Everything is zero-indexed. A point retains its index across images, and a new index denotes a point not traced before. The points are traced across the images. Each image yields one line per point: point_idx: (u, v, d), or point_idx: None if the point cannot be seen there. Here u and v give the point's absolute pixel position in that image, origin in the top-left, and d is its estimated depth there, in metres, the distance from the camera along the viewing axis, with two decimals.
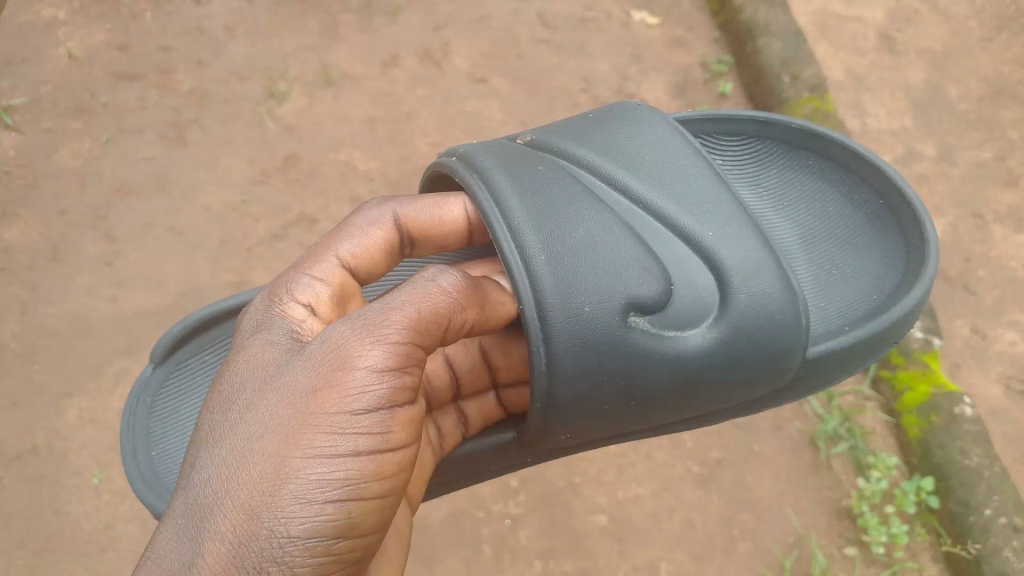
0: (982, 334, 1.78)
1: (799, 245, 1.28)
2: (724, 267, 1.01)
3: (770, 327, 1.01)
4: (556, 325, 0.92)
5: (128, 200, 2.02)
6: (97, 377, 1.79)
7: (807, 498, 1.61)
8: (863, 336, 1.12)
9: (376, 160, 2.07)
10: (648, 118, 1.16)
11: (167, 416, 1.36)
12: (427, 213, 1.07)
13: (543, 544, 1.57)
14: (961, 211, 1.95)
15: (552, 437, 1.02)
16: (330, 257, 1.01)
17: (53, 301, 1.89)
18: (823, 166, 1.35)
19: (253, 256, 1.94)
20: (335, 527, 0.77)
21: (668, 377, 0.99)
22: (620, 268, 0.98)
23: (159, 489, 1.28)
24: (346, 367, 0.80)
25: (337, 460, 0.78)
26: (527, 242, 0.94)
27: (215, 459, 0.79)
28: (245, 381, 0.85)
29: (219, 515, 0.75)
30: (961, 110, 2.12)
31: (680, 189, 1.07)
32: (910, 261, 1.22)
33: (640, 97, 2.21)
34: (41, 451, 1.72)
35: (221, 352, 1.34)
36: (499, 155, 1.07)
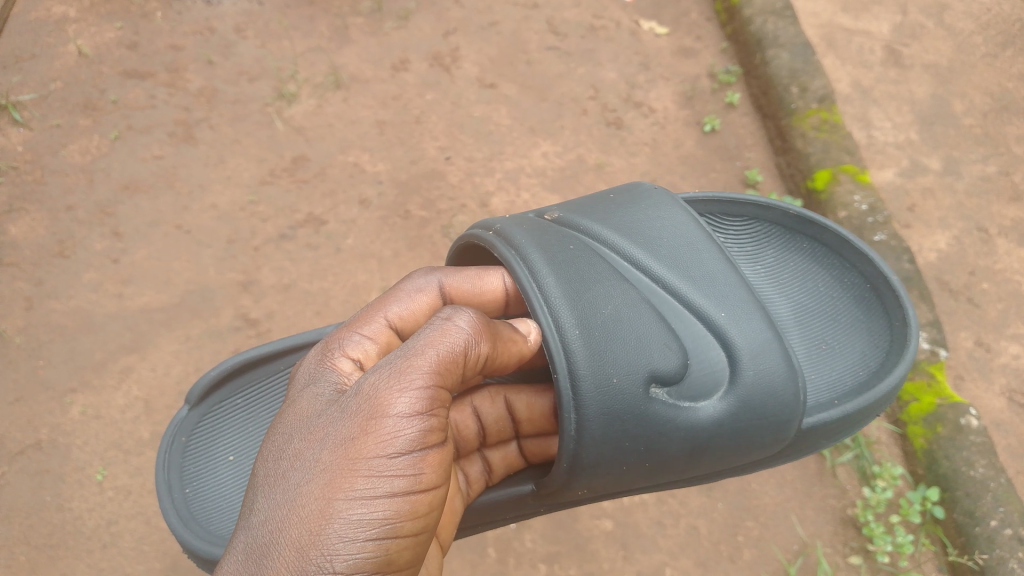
0: (986, 347, 1.79)
1: (793, 321, 1.30)
2: (734, 345, 1.03)
3: (771, 403, 1.02)
4: (586, 394, 0.95)
5: (135, 197, 2.02)
6: (101, 373, 1.78)
7: (812, 507, 1.61)
8: (852, 411, 1.14)
9: (384, 162, 2.08)
10: (663, 202, 1.19)
11: (201, 456, 1.36)
12: (470, 283, 1.11)
13: (547, 548, 1.57)
14: (966, 225, 1.96)
15: (570, 491, 1.04)
16: (379, 318, 1.02)
17: (58, 297, 1.89)
18: (816, 250, 1.38)
19: (260, 256, 1.93)
20: (373, 566, 0.77)
21: (681, 443, 1.01)
22: (645, 340, 1.01)
23: (196, 525, 1.27)
24: (380, 413, 0.81)
25: (374, 499, 0.78)
26: (563, 313, 0.98)
27: (262, 505, 0.79)
28: (292, 433, 0.85)
29: (269, 552, 0.74)
30: (966, 124, 2.14)
31: (695, 270, 1.09)
32: (892, 343, 1.26)
33: (647, 106, 2.22)
34: (44, 446, 1.71)
35: (258, 395, 1.38)
36: (533, 228, 1.10)
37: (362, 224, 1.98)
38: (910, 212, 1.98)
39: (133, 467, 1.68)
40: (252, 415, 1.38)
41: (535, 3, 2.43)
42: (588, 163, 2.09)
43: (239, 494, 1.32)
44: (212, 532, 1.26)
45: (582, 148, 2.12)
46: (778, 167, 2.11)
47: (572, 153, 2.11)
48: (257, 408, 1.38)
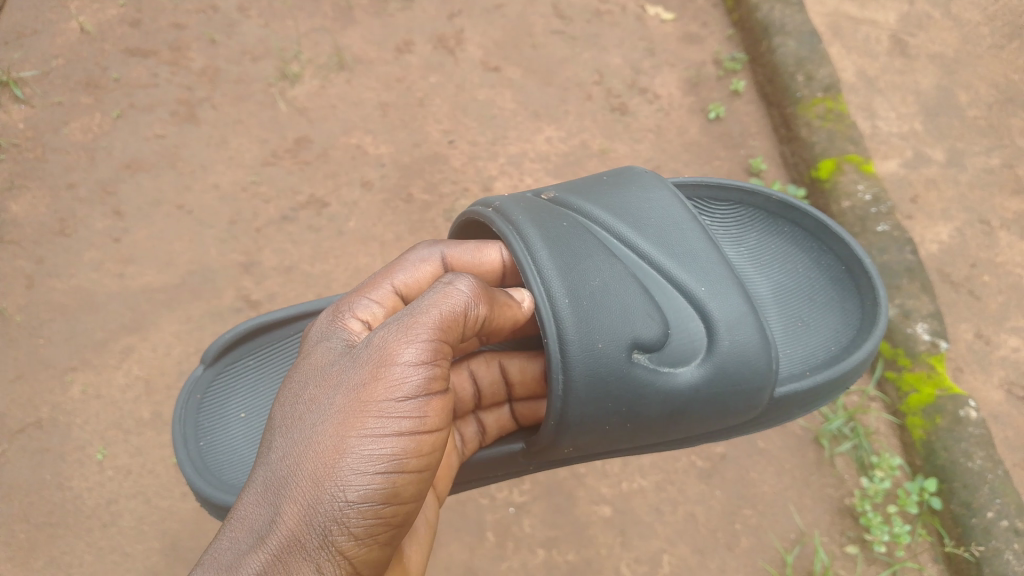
0: (986, 339, 1.79)
1: (773, 300, 1.32)
2: (712, 318, 1.07)
3: (746, 370, 1.06)
4: (574, 357, 0.99)
5: (137, 176, 2.02)
6: (102, 353, 1.78)
7: (810, 496, 1.62)
8: (823, 380, 1.17)
9: (387, 145, 2.07)
10: (650, 183, 1.21)
11: (216, 412, 1.37)
12: (469, 255, 1.13)
13: (546, 533, 1.57)
14: (969, 217, 1.96)
15: (557, 449, 1.07)
16: (385, 284, 1.03)
17: (59, 275, 1.88)
18: (796, 234, 1.40)
19: (261, 237, 1.93)
20: (383, 500, 0.78)
21: (661, 405, 1.05)
22: (630, 309, 1.05)
23: (209, 473, 1.28)
24: (388, 361, 0.82)
25: (383, 437, 0.79)
26: (554, 282, 1.01)
27: (279, 444, 0.81)
28: (305, 380, 0.87)
29: (286, 485, 0.76)
30: (971, 115, 2.13)
31: (678, 247, 1.13)
32: (863, 320, 1.29)
33: (652, 92, 2.21)
34: (45, 424, 1.71)
35: (270, 356, 1.38)
36: (528, 205, 1.13)
37: (365, 207, 1.97)
38: (913, 204, 1.98)
39: (133, 446, 1.69)
40: (262, 374, 1.38)
41: None
42: (591, 149, 2.08)
43: (251, 449, 1.32)
44: (224, 481, 1.27)
45: (586, 134, 2.11)
46: (781, 156, 2.10)
47: (576, 139, 2.10)
48: (268, 368, 1.39)
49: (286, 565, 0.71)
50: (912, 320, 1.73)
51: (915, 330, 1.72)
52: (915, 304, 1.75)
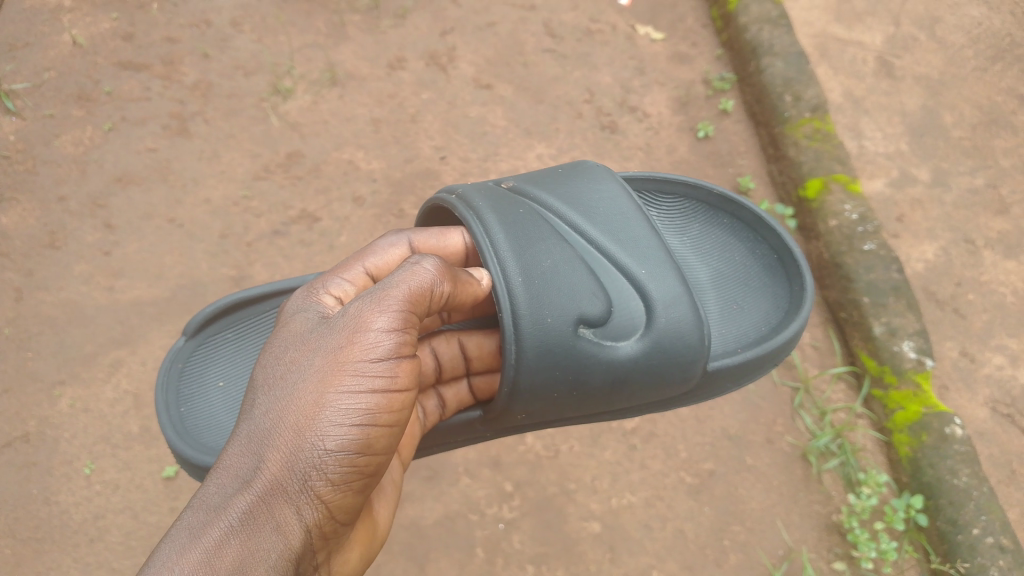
0: (971, 357, 1.82)
1: (711, 285, 1.36)
2: (650, 296, 1.11)
3: (680, 345, 1.09)
4: (524, 330, 1.03)
5: (128, 189, 2.02)
6: (91, 367, 1.77)
7: (798, 513, 1.63)
8: (753, 356, 1.21)
9: (379, 160, 2.08)
10: (599, 174, 1.26)
11: (197, 380, 1.36)
12: (434, 238, 1.15)
13: (535, 549, 1.57)
14: (954, 236, 1.99)
15: (511, 416, 1.11)
16: (358, 265, 1.03)
17: (48, 288, 1.88)
18: (734, 226, 1.45)
19: (253, 251, 1.93)
20: (359, 454, 0.79)
21: (604, 376, 1.08)
22: (578, 288, 1.09)
23: (189, 438, 1.27)
24: (362, 327, 0.83)
25: (359, 393, 0.80)
26: (507, 261, 1.05)
27: (259, 400, 0.82)
28: (281, 344, 0.88)
29: (265, 440, 0.77)
30: (955, 136, 2.16)
31: (621, 234, 1.17)
32: (791, 301, 1.34)
33: (642, 111, 2.23)
34: (32, 438, 1.70)
35: (249, 328, 1.38)
36: (488, 191, 1.17)
37: (356, 222, 1.98)
38: (899, 223, 2.00)
39: (121, 461, 1.68)
40: (240, 346, 1.37)
41: (533, 4, 2.43)
42: None
43: (230, 414, 1.32)
44: (205, 445, 1.26)
45: (576, 152, 2.13)
46: (770, 175, 2.12)
47: (566, 156, 2.12)
48: (247, 339, 1.38)
49: (268, 508, 0.73)
50: (898, 338, 1.74)
51: (901, 348, 1.73)
52: (901, 322, 1.76)
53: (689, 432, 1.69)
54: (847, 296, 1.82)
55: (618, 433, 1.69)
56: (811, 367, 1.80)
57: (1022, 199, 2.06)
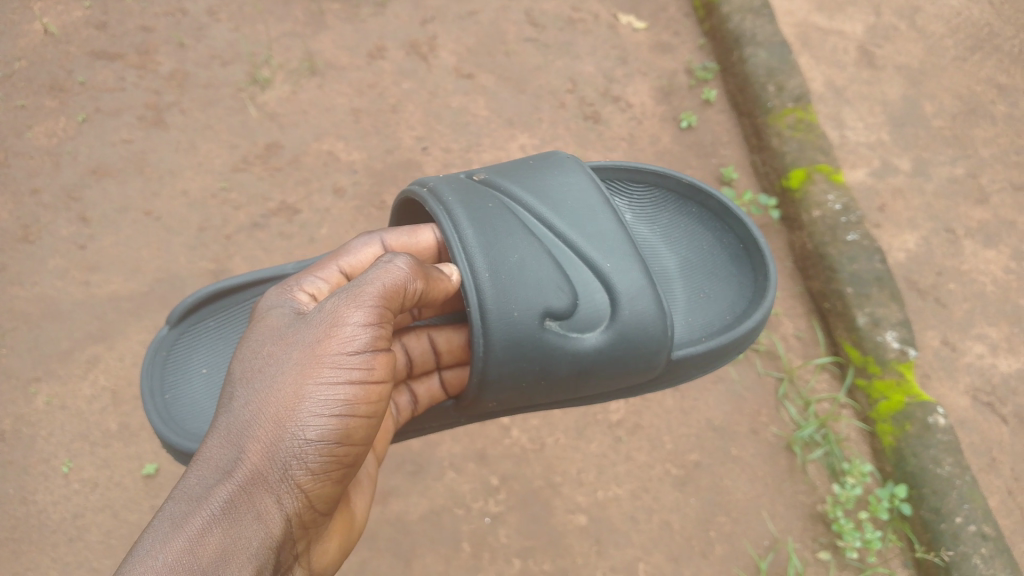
0: (952, 346, 1.83)
1: (680, 273, 1.35)
2: (614, 289, 1.08)
3: (643, 336, 1.08)
4: (492, 323, 1.01)
5: (103, 181, 1.98)
6: (67, 363, 1.74)
7: (783, 503, 1.63)
8: (716, 345, 1.20)
9: (360, 151, 2.05)
10: (567, 165, 1.23)
11: (181, 367, 1.33)
12: (406, 235, 1.10)
13: (522, 543, 1.57)
14: (934, 225, 2.00)
15: (482, 404, 1.09)
16: (332, 264, 1.01)
17: (22, 283, 1.84)
18: (703, 214, 1.42)
19: (232, 244, 1.90)
20: (338, 445, 0.78)
21: (570, 365, 1.07)
22: (544, 282, 1.06)
23: (173, 424, 1.25)
24: (338, 321, 0.82)
25: (338, 383, 0.79)
26: (475, 255, 1.03)
27: (236, 393, 0.80)
28: (256, 338, 0.86)
29: (244, 432, 0.76)
30: (936, 126, 2.17)
31: (587, 226, 1.14)
32: (757, 288, 1.32)
33: (625, 101, 2.21)
34: (7, 437, 1.67)
35: (232, 315, 1.34)
36: (457, 184, 1.14)
37: (337, 213, 1.95)
38: (880, 212, 2.01)
39: (99, 459, 1.64)
40: (221, 334, 1.34)
41: None
42: None
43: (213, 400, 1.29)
44: (190, 431, 1.24)
45: (559, 142, 2.11)
46: (753, 165, 2.11)
47: (550, 147, 2.10)
48: (229, 326, 1.34)
49: (249, 496, 0.72)
50: (882, 328, 1.74)
51: (884, 337, 1.73)
52: (885, 312, 1.76)
53: (674, 423, 1.69)
54: (830, 286, 1.82)
55: (604, 425, 1.68)
56: (795, 358, 1.81)
57: (1001, 188, 2.07)
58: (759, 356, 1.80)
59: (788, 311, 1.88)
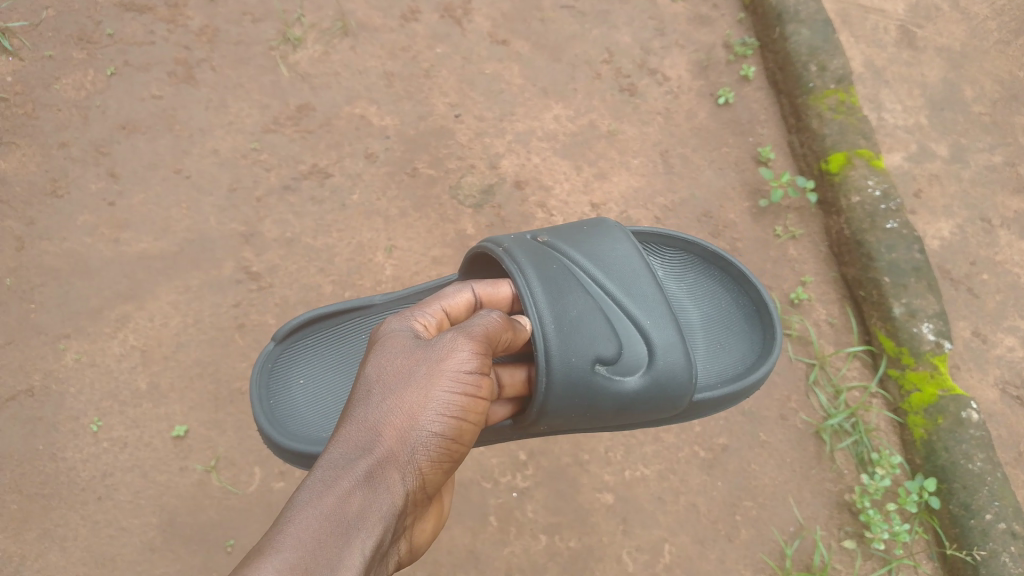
0: (983, 338, 1.81)
1: (702, 327, 1.40)
2: (652, 342, 1.13)
3: (675, 384, 1.12)
4: (555, 365, 1.04)
5: (133, 138, 1.95)
6: (96, 321, 1.73)
7: (809, 490, 1.63)
8: (727, 391, 1.27)
9: (392, 116, 2.02)
10: (611, 229, 1.27)
11: (283, 377, 1.36)
12: (489, 286, 1.11)
13: (549, 519, 1.57)
14: (970, 214, 1.97)
15: (532, 430, 1.11)
16: (437, 305, 0.99)
17: (51, 238, 1.82)
18: (724, 278, 1.45)
19: (262, 206, 1.87)
20: (449, 454, 0.78)
21: (611, 405, 1.10)
22: (596, 332, 1.10)
23: (278, 427, 1.27)
24: (456, 344, 0.83)
25: (457, 395, 0.79)
26: (542, 309, 1.07)
27: (362, 388, 0.79)
28: (376, 344, 0.85)
29: (375, 421, 0.75)
30: (975, 111, 2.12)
31: (631, 287, 1.18)
32: (765, 345, 1.37)
33: (661, 75, 2.16)
34: (37, 392, 1.67)
35: (331, 337, 1.39)
36: (525, 243, 1.18)
37: (368, 179, 1.92)
38: (916, 198, 1.98)
39: (129, 419, 1.64)
40: (322, 351, 1.38)
41: None
42: (600, 129, 2.05)
43: (312, 410, 1.32)
44: (295, 435, 1.27)
45: (594, 114, 2.07)
46: (790, 145, 2.06)
47: (584, 118, 2.06)
48: (329, 345, 1.39)
49: (381, 478, 0.71)
50: (918, 319, 1.73)
51: (920, 329, 1.72)
52: (921, 303, 1.75)
53: None
54: (867, 274, 1.80)
55: None
56: (826, 345, 1.79)
57: None
58: (790, 341, 1.79)
59: (821, 297, 1.85)
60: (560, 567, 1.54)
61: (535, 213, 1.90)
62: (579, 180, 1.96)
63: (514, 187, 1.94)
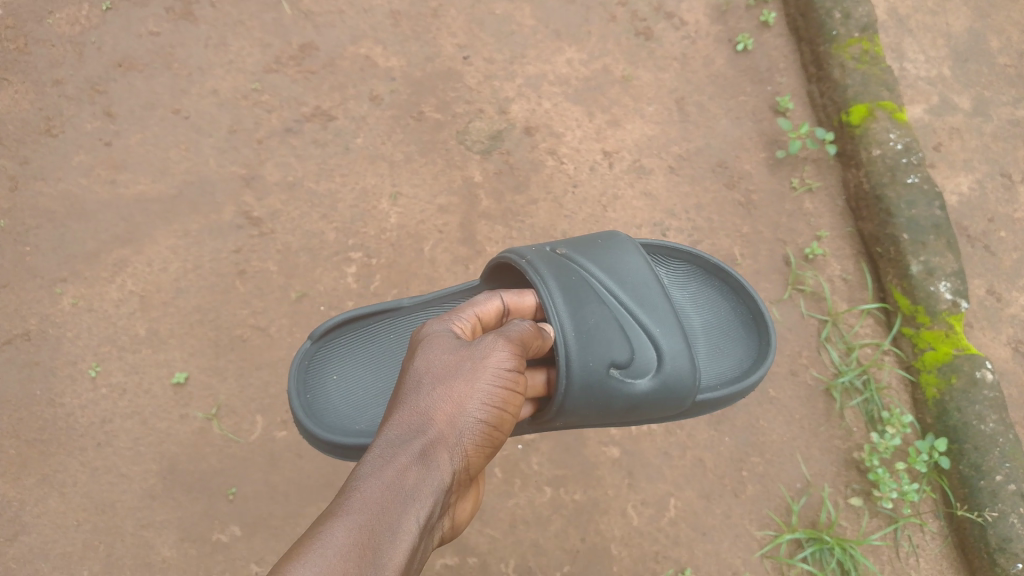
0: (998, 296, 1.78)
1: (704, 332, 1.39)
2: (660, 347, 1.12)
3: (681, 387, 1.11)
4: (573, 369, 1.04)
5: (129, 76, 1.88)
6: (94, 265, 1.69)
7: (818, 447, 1.61)
8: (724, 394, 1.27)
9: (397, 57, 1.94)
10: (619, 238, 1.25)
11: (319, 371, 1.35)
12: (516, 294, 1.09)
13: (554, 472, 1.55)
14: (990, 169, 1.91)
15: (546, 425, 1.11)
16: (468, 310, 0.99)
17: (46, 179, 1.77)
18: (722, 287, 1.44)
19: (263, 149, 1.82)
20: (490, 446, 0.78)
21: (620, 406, 1.09)
22: (610, 336, 1.09)
23: (316, 422, 1.28)
24: (496, 345, 0.84)
25: (498, 389, 0.80)
26: (563, 316, 1.07)
27: (411, 378, 0.79)
28: (419, 342, 0.86)
29: (427, 404, 0.75)
30: (1001, 63, 2.05)
31: (641, 294, 1.17)
32: (761, 350, 1.37)
33: (679, 19, 2.06)
34: (33, 337, 1.64)
35: (365, 332, 1.37)
36: (544, 253, 1.17)
37: (373, 123, 1.86)
38: (935, 152, 1.92)
39: (128, 365, 1.62)
40: (356, 347, 1.37)
41: None
42: (613, 75, 1.98)
43: (348, 406, 1.31)
44: (334, 430, 1.27)
45: (608, 59, 1.99)
46: (809, 95, 1.98)
47: (597, 63, 1.99)
48: (363, 341, 1.37)
49: (435, 456, 0.71)
50: (935, 277, 1.69)
51: (937, 288, 1.68)
52: (940, 261, 1.70)
53: None
54: (885, 230, 1.75)
55: None
56: (840, 302, 1.75)
57: None
58: (804, 296, 1.75)
59: (836, 252, 1.81)
60: (564, 520, 1.53)
61: (545, 161, 1.84)
62: (591, 127, 1.90)
63: (523, 133, 1.87)
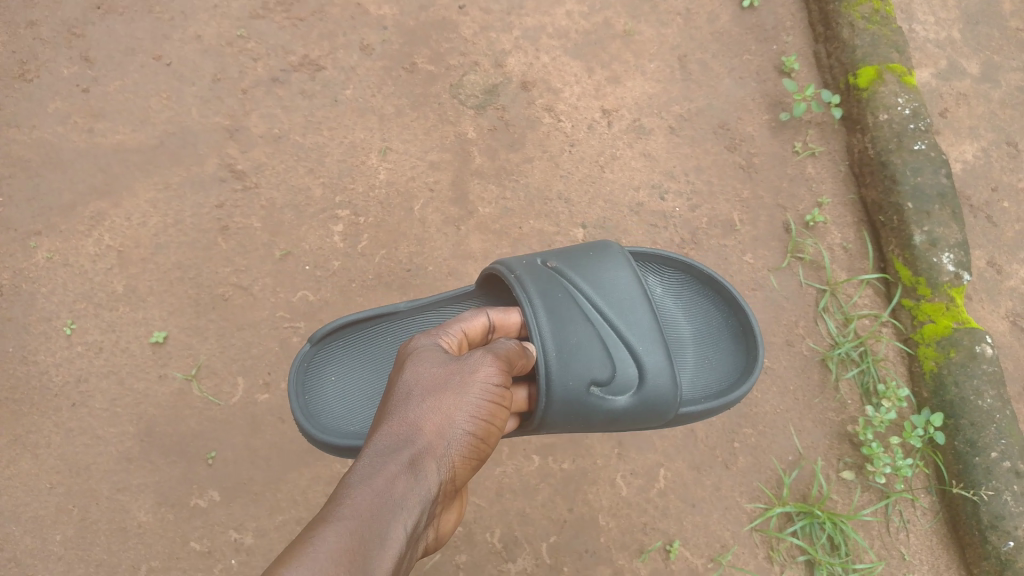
0: (998, 268, 1.74)
1: (694, 343, 1.35)
2: (643, 365, 1.10)
3: (662, 404, 1.10)
4: (553, 390, 1.04)
5: (107, 19, 1.79)
6: (69, 218, 1.63)
7: (810, 420, 1.59)
8: (714, 405, 1.25)
9: (389, 4, 1.85)
10: (609, 248, 1.21)
11: (316, 371, 1.30)
12: (502, 311, 1.07)
13: (542, 440, 1.53)
14: (996, 137, 1.86)
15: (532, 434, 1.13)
16: (455, 327, 0.98)
17: (19, 126, 1.70)
18: (715, 300, 1.38)
19: (248, 100, 1.74)
20: (477, 458, 0.77)
21: (600, 422, 1.09)
22: (592, 354, 1.08)
23: (314, 423, 1.23)
24: (483, 361, 0.83)
25: (486, 403, 0.79)
26: (546, 337, 1.06)
27: (398, 389, 0.78)
28: (405, 357, 0.85)
29: (415, 414, 0.74)
30: (1013, 26, 1.98)
31: (627, 308, 1.14)
32: (748, 363, 1.32)
33: None
34: (6, 292, 1.58)
35: (363, 334, 1.32)
36: (532, 268, 1.14)
37: (363, 74, 1.78)
38: (941, 118, 1.87)
39: (105, 322, 1.57)
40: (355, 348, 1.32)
41: None
42: (615, 29, 1.90)
43: (347, 408, 1.27)
44: (334, 432, 1.23)
45: (610, 12, 1.91)
46: (815, 56, 1.91)
47: (598, 16, 1.90)
48: (362, 343, 1.32)
49: (423, 468, 0.70)
50: (938, 248, 1.65)
51: (940, 259, 1.64)
52: (943, 232, 1.66)
53: None
54: (889, 198, 1.70)
55: None
56: (839, 272, 1.71)
57: None
58: (802, 265, 1.71)
59: (837, 220, 1.76)
60: (552, 489, 1.51)
61: (541, 118, 1.78)
62: (590, 84, 1.83)
63: (520, 88, 1.81)
